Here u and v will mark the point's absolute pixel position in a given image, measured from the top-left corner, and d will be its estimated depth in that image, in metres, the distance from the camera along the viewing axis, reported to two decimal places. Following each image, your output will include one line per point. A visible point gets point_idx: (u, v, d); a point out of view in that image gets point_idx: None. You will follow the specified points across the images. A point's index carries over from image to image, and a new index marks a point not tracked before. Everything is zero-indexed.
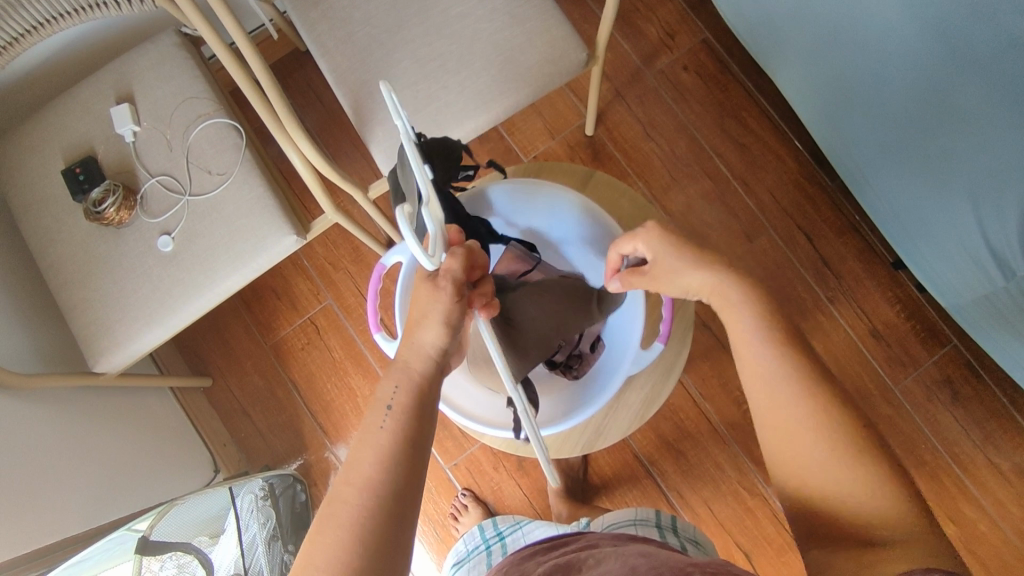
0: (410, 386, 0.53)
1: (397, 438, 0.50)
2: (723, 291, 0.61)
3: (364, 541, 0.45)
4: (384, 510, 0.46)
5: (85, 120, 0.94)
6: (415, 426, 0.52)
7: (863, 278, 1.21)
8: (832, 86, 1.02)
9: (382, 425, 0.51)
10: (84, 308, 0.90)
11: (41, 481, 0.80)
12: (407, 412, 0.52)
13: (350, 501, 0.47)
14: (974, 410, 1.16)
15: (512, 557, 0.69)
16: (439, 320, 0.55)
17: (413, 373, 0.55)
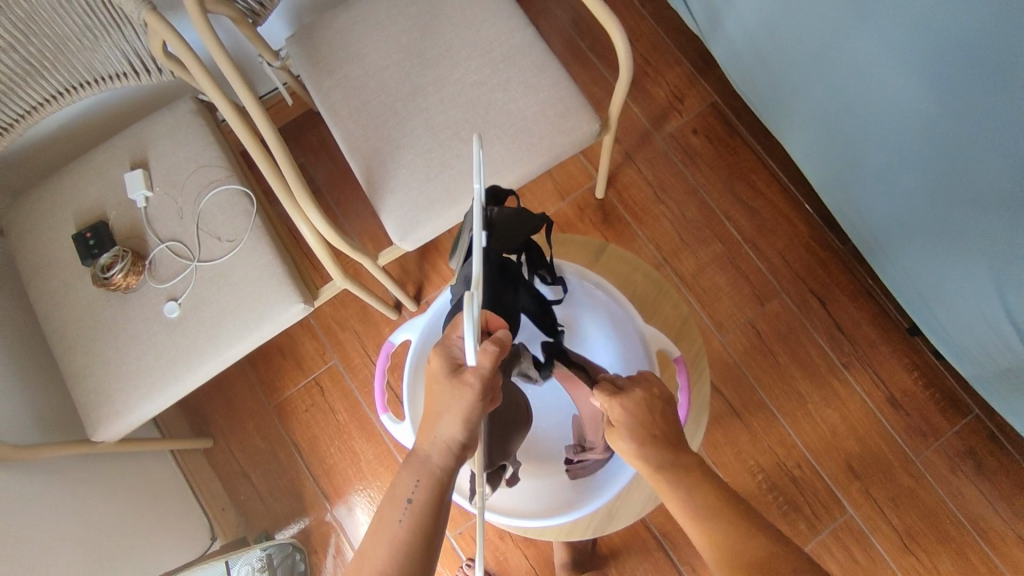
0: (428, 481, 0.51)
1: (410, 539, 0.50)
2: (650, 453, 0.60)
3: None
4: None
5: (99, 185, 0.94)
6: (430, 524, 0.51)
7: (879, 343, 1.19)
8: (841, 155, 1.03)
9: (398, 519, 0.50)
10: (86, 374, 0.89)
11: (34, 558, 0.77)
12: (424, 510, 0.51)
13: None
14: (1001, 484, 1.12)
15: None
16: (460, 417, 0.51)
17: (432, 468, 0.52)
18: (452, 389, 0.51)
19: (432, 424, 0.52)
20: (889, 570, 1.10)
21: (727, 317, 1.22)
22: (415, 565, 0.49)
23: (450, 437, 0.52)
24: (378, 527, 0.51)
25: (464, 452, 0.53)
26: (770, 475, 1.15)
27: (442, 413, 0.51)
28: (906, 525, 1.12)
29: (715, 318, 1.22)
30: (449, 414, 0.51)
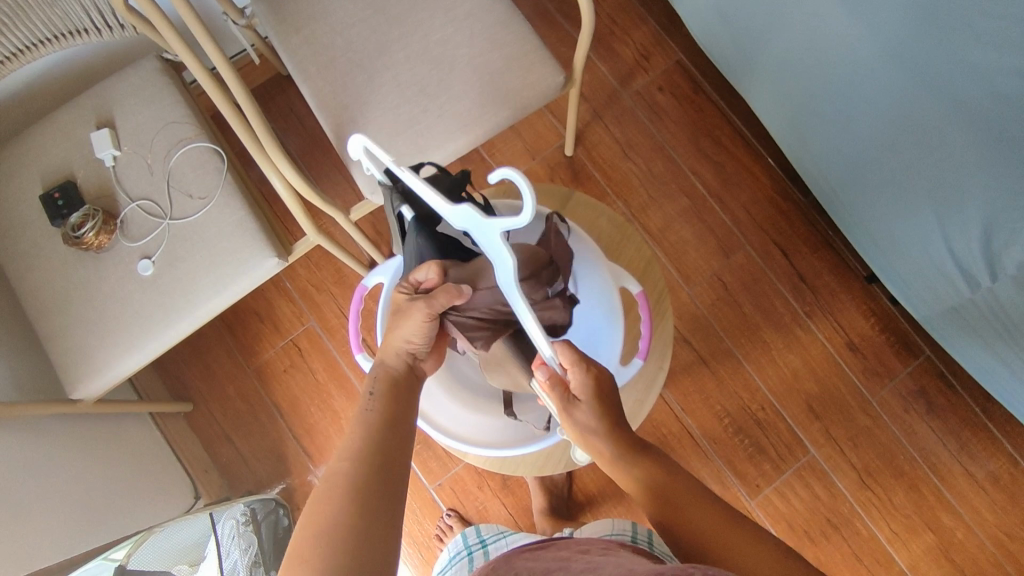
0: (385, 378, 0.63)
1: (379, 421, 0.59)
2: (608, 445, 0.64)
3: (348, 504, 0.50)
4: (370, 482, 0.53)
5: (65, 145, 0.94)
6: (397, 410, 0.60)
7: (838, 291, 1.24)
8: (798, 106, 1.04)
9: (368, 411, 0.60)
10: (62, 333, 0.90)
11: (17, 511, 0.79)
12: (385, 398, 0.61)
13: (343, 472, 0.53)
14: (950, 420, 1.18)
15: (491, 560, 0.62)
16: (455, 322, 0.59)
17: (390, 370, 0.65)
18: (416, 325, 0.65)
19: None
20: (847, 504, 1.17)
21: (694, 269, 1.26)
22: (388, 444, 0.57)
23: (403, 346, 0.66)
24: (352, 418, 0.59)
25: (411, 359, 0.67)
26: (737, 420, 1.21)
27: None
28: (863, 462, 1.18)
29: (682, 271, 1.26)
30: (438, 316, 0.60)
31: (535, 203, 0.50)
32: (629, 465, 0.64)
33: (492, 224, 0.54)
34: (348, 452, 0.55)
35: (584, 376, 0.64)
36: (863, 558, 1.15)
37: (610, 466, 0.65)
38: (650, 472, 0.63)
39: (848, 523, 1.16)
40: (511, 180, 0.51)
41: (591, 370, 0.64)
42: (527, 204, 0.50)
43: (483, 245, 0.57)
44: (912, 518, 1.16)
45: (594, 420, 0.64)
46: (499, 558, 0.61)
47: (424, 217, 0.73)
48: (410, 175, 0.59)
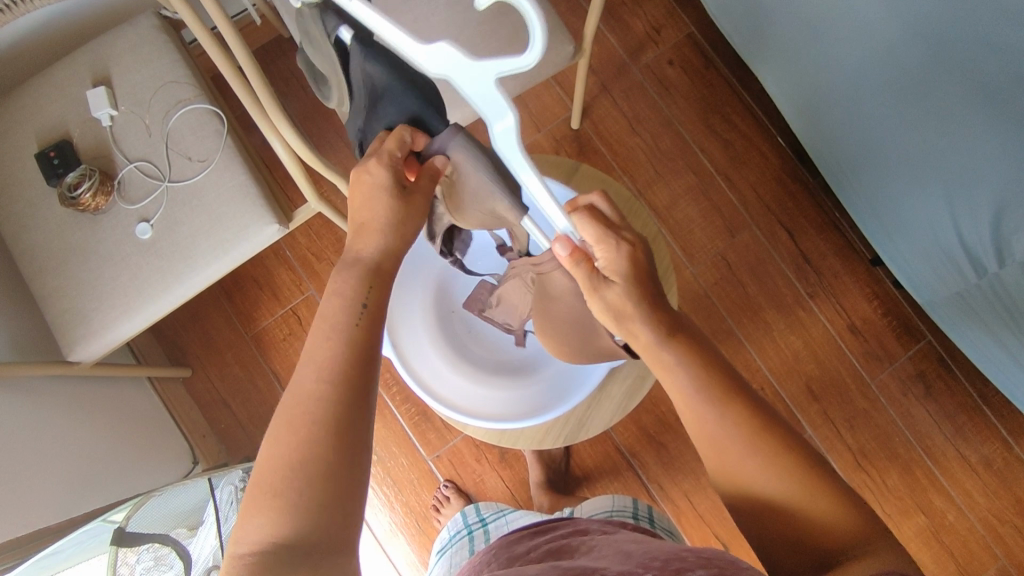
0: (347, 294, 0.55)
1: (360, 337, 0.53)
2: (638, 324, 0.59)
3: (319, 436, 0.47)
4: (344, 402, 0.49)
5: (61, 102, 0.91)
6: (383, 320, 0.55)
7: (842, 273, 1.23)
8: (811, 84, 1.02)
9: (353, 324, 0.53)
10: (58, 296, 0.89)
11: (16, 473, 0.79)
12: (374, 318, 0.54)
13: (314, 395, 0.49)
14: (947, 405, 1.19)
15: (491, 548, 0.62)
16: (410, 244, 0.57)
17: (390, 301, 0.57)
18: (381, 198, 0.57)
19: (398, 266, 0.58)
20: None
21: (698, 247, 1.25)
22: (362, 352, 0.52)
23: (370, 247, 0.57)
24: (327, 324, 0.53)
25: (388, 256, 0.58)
26: None
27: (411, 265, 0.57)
28: (859, 445, 1.19)
29: (686, 248, 1.25)
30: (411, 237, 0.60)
31: (541, 22, 0.42)
32: (675, 358, 0.58)
33: (483, 66, 0.44)
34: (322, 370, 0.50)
35: (617, 252, 0.57)
36: None
37: (648, 352, 0.60)
38: (705, 380, 0.57)
39: None
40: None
41: (622, 247, 0.57)
42: (535, 32, 0.42)
43: (471, 94, 0.46)
44: (905, 500, 1.17)
45: (626, 303, 0.59)
46: (499, 546, 0.61)
47: (371, 40, 0.59)
48: (362, 7, 0.46)
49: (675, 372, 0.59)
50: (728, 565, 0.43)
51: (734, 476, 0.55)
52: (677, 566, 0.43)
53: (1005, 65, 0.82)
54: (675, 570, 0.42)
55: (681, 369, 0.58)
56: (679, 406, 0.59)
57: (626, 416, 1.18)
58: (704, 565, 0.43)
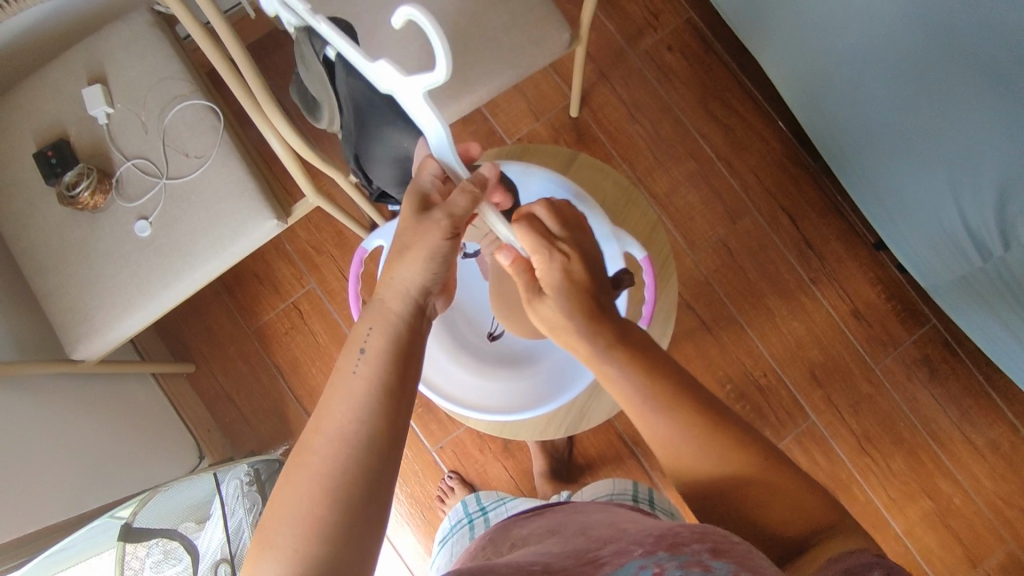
0: (383, 328, 0.53)
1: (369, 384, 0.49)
2: (588, 336, 0.61)
3: (331, 491, 0.44)
4: (354, 462, 0.46)
5: (57, 101, 0.91)
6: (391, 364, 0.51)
7: (845, 257, 1.22)
8: (813, 69, 1.01)
9: (354, 370, 0.50)
10: (60, 294, 0.89)
11: (24, 472, 0.80)
12: (381, 358, 0.51)
13: (322, 448, 0.46)
14: (951, 387, 1.18)
15: (487, 530, 0.63)
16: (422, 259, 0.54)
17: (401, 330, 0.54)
18: (420, 230, 0.54)
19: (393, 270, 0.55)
20: (845, 469, 1.18)
21: (699, 234, 1.25)
22: (378, 411, 0.48)
23: (410, 281, 0.55)
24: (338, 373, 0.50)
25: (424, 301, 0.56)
26: (738, 386, 1.20)
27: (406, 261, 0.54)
28: (863, 429, 1.19)
29: (687, 235, 1.25)
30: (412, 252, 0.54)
31: (442, 38, 0.43)
32: (620, 368, 0.60)
33: (411, 81, 0.46)
34: (336, 418, 0.47)
35: (551, 263, 0.61)
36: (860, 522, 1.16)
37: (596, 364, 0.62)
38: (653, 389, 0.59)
39: (846, 488, 1.17)
40: (414, 20, 0.43)
41: (556, 258, 0.61)
42: (440, 51, 0.43)
43: (412, 107, 0.49)
44: (909, 483, 1.17)
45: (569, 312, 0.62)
46: (497, 527, 0.62)
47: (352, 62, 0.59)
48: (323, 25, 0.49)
49: (624, 384, 0.60)
50: (721, 539, 0.43)
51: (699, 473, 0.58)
52: (671, 541, 0.42)
53: (1007, 41, 0.79)
54: (669, 545, 0.41)
55: (627, 379, 0.60)
56: (636, 419, 0.61)
57: None
58: (698, 539, 0.42)
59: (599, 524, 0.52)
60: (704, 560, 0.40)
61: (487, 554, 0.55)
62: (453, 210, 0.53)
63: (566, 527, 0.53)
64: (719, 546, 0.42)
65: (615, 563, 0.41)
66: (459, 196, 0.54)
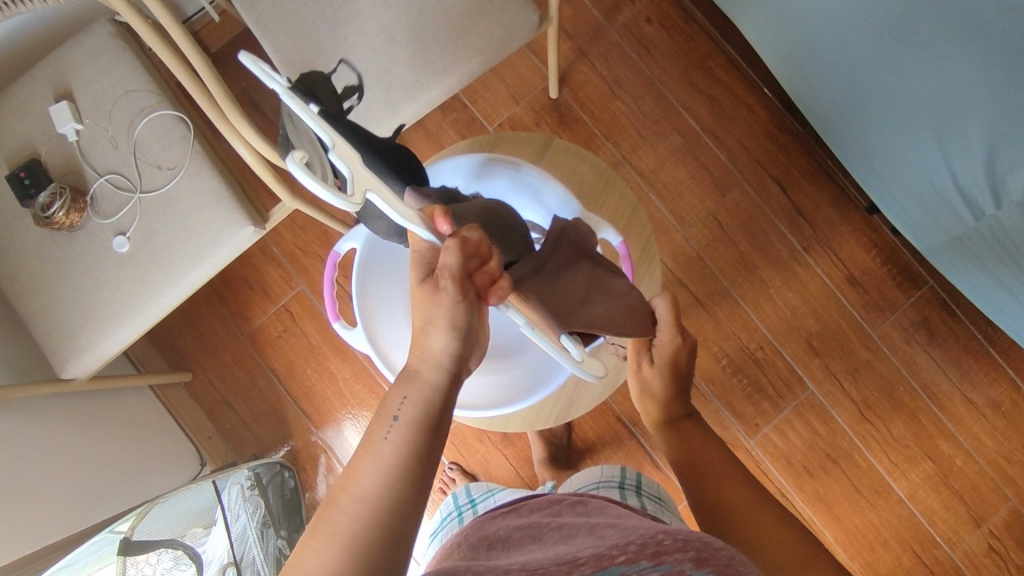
0: (418, 396, 0.52)
1: (399, 451, 0.48)
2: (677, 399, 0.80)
3: (350, 552, 0.43)
4: (375, 527, 0.44)
5: (25, 121, 0.90)
6: (422, 434, 0.50)
7: (838, 224, 1.20)
8: (794, 34, 0.97)
9: (385, 436, 0.49)
10: (45, 314, 0.89)
11: (24, 492, 0.81)
12: (413, 426, 0.50)
13: (349, 511, 0.45)
14: (952, 349, 1.17)
15: (463, 529, 0.63)
16: (444, 324, 0.53)
17: (423, 382, 0.53)
18: (429, 297, 0.53)
19: (420, 337, 0.54)
20: (846, 438, 1.17)
21: (688, 210, 1.23)
22: (405, 477, 0.47)
23: (442, 350, 0.53)
24: (368, 440, 0.49)
25: (455, 368, 0.54)
26: (735, 360, 1.20)
27: (426, 325, 0.53)
28: (863, 396, 1.18)
29: (676, 212, 1.23)
30: (434, 326, 0.53)
31: (325, 194, 0.41)
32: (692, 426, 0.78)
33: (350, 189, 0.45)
34: (360, 483, 0.47)
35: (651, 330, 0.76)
36: (862, 489, 1.16)
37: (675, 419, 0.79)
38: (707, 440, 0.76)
39: (847, 457, 1.17)
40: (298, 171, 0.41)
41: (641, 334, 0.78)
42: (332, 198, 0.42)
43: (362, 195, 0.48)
44: (911, 448, 1.16)
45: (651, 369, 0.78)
46: (471, 526, 0.62)
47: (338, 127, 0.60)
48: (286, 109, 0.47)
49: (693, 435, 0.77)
50: (705, 547, 0.43)
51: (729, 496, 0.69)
52: (654, 549, 0.42)
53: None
54: (651, 554, 0.41)
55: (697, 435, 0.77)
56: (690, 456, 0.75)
57: (625, 387, 1.18)
58: (681, 548, 0.43)
59: (576, 531, 0.51)
60: (685, 570, 0.41)
61: (464, 553, 0.55)
62: (446, 271, 0.51)
63: (543, 532, 0.53)
64: (702, 555, 0.42)
65: (596, 564, 0.41)
66: (446, 254, 0.51)
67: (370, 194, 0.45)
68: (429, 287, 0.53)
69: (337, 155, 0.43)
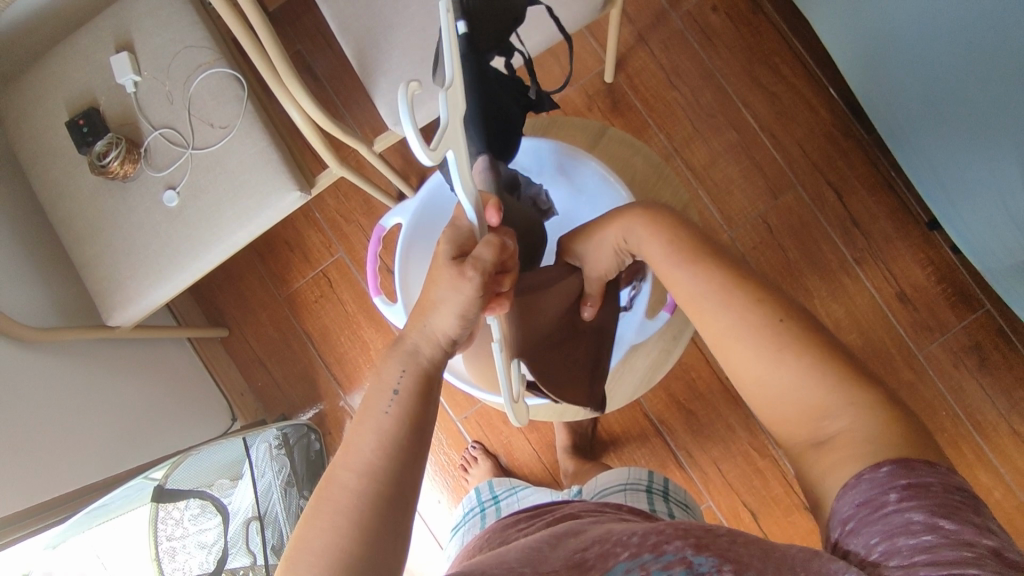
0: (417, 371, 0.51)
1: (398, 426, 0.48)
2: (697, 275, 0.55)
3: (355, 527, 0.43)
4: (380, 503, 0.45)
5: (87, 70, 0.92)
6: (419, 410, 0.50)
7: (894, 238, 1.15)
8: (876, 32, 0.91)
9: (385, 411, 0.49)
10: (94, 262, 0.92)
11: (62, 433, 0.84)
12: (411, 398, 0.50)
13: (349, 487, 0.45)
14: (1003, 379, 1.12)
15: (484, 533, 0.65)
16: (456, 308, 0.50)
17: (420, 358, 0.52)
18: (451, 280, 0.49)
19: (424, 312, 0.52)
20: None
21: (737, 209, 1.19)
22: (401, 450, 0.47)
23: (444, 330, 0.52)
24: (364, 415, 0.49)
25: (451, 348, 0.53)
26: None
27: (439, 304, 0.51)
28: None
29: (724, 210, 1.19)
30: (445, 306, 0.51)
31: (425, 153, 0.36)
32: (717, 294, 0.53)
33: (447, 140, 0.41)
34: (357, 460, 0.46)
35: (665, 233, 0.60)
36: None
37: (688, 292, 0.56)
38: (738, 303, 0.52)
39: None
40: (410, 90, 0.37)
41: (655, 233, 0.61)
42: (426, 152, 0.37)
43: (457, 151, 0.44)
44: None
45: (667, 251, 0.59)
46: (493, 531, 0.64)
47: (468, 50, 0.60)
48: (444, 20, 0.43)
49: (714, 309, 0.53)
50: (706, 534, 0.42)
51: (779, 389, 0.49)
52: (655, 540, 0.41)
53: None
54: (653, 546, 0.41)
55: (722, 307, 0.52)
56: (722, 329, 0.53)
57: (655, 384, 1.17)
58: (681, 535, 0.41)
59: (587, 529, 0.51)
60: (688, 557, 0.39)
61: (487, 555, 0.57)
62: (478, 262, 0.49)
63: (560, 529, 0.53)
64: (703, 541, 0.41)
65: (604, 566, 0.41)
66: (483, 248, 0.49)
67: (447, 148, 0.40)
68: (453, 269, 0.49)
69: (445, 99, 0.38)
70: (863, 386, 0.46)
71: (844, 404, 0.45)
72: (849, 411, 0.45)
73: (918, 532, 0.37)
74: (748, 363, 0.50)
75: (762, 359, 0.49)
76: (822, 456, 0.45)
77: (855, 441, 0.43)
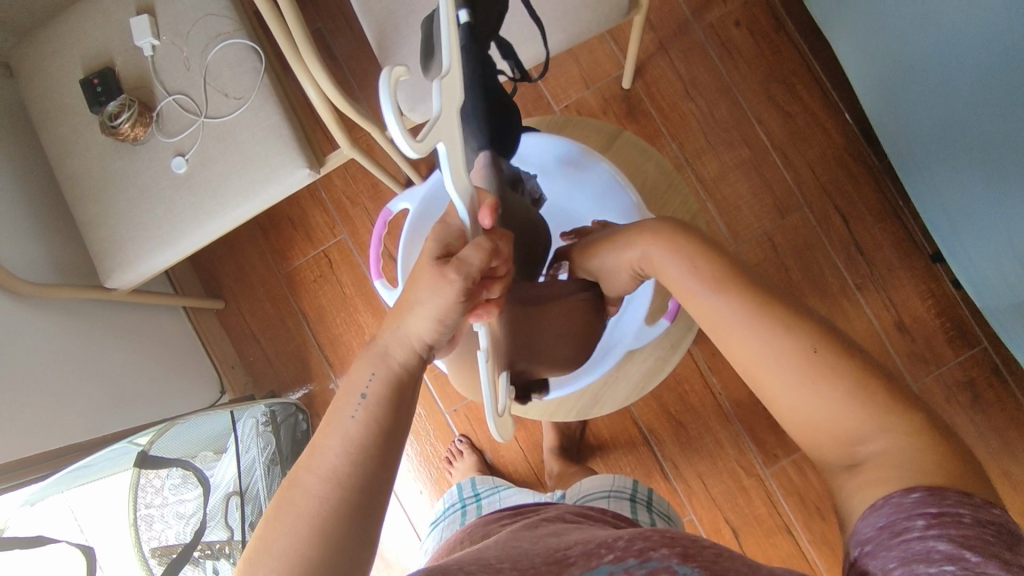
0: (386, 375, 0.50)
1: (365, 430, 0.47)
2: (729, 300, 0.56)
3: (316, 532, 0.42)
4: (344, 506, 0.44)
5: (105, 29, 0.91)
6: (387, 414, 0.48)
7: (897, 268, 1.15)
8: (897, 59, 0.91)
9: (351, 416, 0.48)
10: (97, 223, 0.91)
11: (51, 390, 0.83)
12: (380, 402, 0.49)
13: (309, 490, 0.44)
14: (994, 417, 1.12)
15: (464, 529, 0.65)
16: (437, 310, 0.49)
17: (390, 362, 0.51)
18: (432, 280, 0.49)
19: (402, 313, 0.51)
20: None
21: (743, 225, 1.19)
22: (366, 453, 0.46)
23: (417, 335, 0.51)
24: (331, 419, 0.48)
25: (426, 354, 0.53)
26: None
27: (416, 305, 0.50)
28: None
29: (730, 225, 1.19)
30: (421, 308, 0.50)
31: (411, 149, 0.35)
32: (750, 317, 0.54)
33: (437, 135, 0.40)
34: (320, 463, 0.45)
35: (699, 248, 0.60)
36: None
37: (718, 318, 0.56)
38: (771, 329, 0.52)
39: None
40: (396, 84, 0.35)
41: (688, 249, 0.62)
42: (411, 146, 0.35)
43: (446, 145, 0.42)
44: None
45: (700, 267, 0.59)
46: (474, 526, 0.64)
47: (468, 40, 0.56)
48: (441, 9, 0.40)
49: (749, 336, 0.53)
50: (690, 544, 0.41)
51: (815, 415, 0.49)
52: (640, 545, 0.41)
53: None
54: (638, 551, 0.40)
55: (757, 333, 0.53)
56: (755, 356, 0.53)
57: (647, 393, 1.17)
58: (666, 543, 0.41)
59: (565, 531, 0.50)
60: (671, 565, 0.39)
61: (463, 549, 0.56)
62: (466, 266, 0.48)
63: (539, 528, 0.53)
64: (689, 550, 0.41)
65: (586, 564, 0.40)
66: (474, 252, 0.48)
67: (438, 140, 0.39)
68: (437, 268, 0.49)
69: (437, 92, 0.37)
70: (896, 412, 0.47)
71: (879, 427, 0.47)
72: (887, 434, 0.46)
73: (940, 561, 0.38)
74: (777, 385, 0.51)
75: (797, 387, 0.50)
76: (858, 476, 0.46)
77: (889, 465, 0.44)
